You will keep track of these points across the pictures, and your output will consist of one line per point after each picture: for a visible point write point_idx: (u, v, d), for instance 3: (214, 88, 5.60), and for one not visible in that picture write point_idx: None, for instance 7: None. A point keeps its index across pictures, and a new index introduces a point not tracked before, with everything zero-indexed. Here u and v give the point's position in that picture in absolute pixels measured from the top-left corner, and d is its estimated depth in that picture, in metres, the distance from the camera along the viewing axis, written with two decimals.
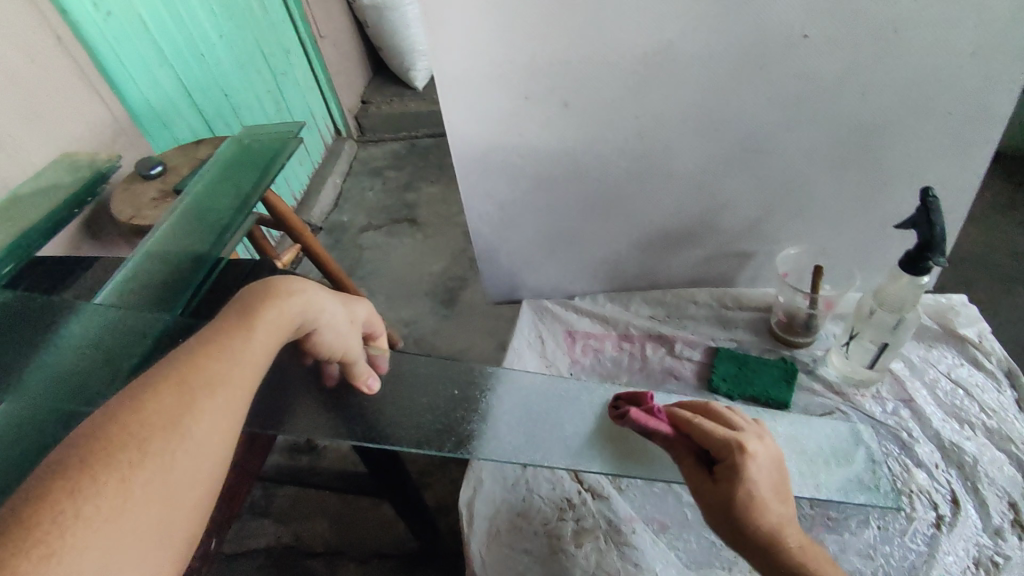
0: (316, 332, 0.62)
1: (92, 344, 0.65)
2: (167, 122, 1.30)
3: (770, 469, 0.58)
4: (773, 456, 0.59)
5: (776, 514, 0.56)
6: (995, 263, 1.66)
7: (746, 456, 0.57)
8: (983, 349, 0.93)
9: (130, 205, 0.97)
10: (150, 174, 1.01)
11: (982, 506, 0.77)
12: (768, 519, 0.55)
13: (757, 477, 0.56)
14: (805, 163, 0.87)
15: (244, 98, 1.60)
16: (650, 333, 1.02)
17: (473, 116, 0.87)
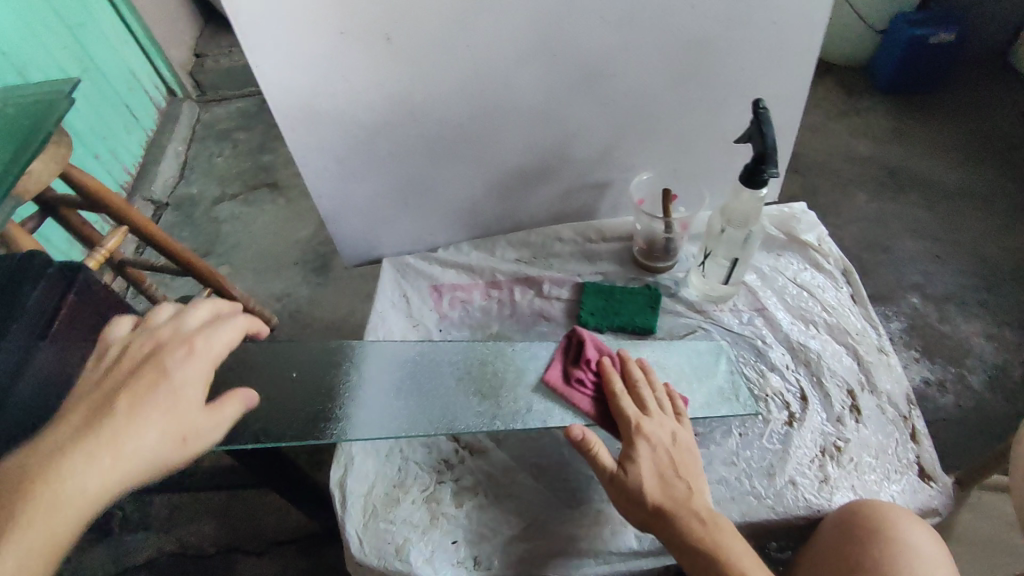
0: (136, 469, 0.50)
1: None
2: None
3: (665, 449, 0.68)
4: (670, 431, 0.70)
5: (672, 482, 0.65)
6: (834, 167, 1.79)
7: (638, 431, 0.69)
8: (822, 252, 0.99)
9: None
10: None
11: (825, 397, 0.83)
12: (659, 497, 0.64)
13: (642, 458, 0.67)
14: (645, 85, 0.85)
15: (30, 56, 1.31)
16: (517, 277, 0.99)
17: (284, 59, 0.75)
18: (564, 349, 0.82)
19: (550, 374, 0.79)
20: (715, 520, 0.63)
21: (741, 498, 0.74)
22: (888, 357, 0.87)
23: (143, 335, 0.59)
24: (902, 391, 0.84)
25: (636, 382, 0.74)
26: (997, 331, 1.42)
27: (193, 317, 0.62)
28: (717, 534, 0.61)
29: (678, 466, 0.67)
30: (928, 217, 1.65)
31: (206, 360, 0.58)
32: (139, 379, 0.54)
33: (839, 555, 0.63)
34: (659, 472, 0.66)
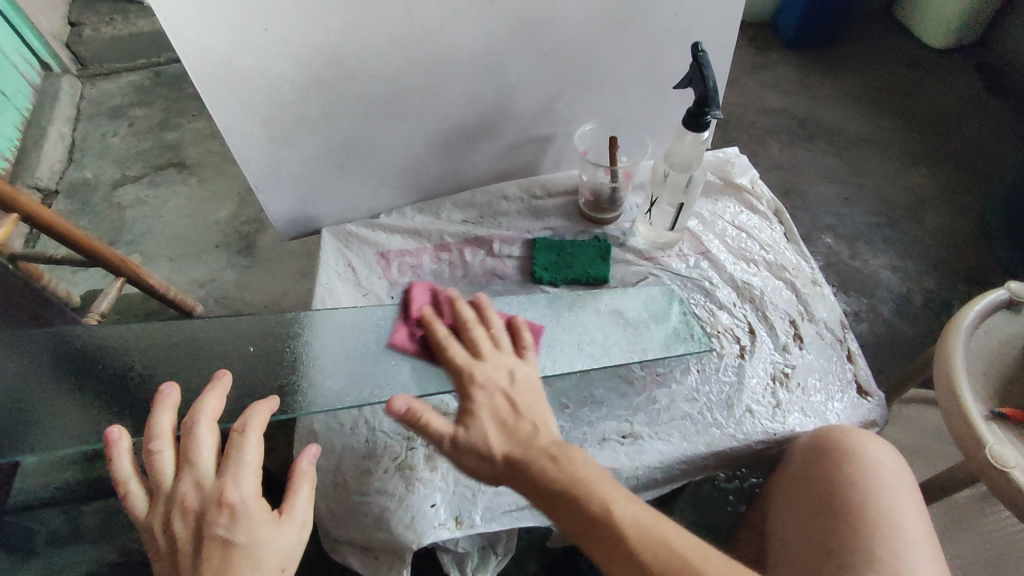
0: None
1: None
2: None
3: (504, 393, 0.64)
4: (508, 373, 0.66)
5: (517, 435, 0.61)
6: (750, 120, 1.87)
7: (474, 388, 0.64)
8: (755, 195, 1.03)
9: None
10: None
11: (771, 329, 0.88)
12: (505, 445, 0.60)
13: (484, 408, 0.62)
14: (581, 30, 0.84)
15: None
16: (465, 238, 0.97)
17: (198, 8, 0.68)
18: (402, 309, 0.80)
19: (396, 339, 0.76)
20: (563, 449, 0.59)
21: (704, 430, 0.77)
22: (823, 289, 0.93)
23: (171, 506, 0.54)
24: (837, 317, 0.89)
25: (465, 323, 0.71)
26: (901, 262, 1.55)
27: (201, 458, 0.57)
28: (568, 469, 0.57)
29: (522, 407, 0.63)
30: (837, 162, 1.76)
31: (252, 500, 0.55)
32: (210, 558, 0.51)
33: (812, 483, 0.67)
34: (502, 422, 0.62)
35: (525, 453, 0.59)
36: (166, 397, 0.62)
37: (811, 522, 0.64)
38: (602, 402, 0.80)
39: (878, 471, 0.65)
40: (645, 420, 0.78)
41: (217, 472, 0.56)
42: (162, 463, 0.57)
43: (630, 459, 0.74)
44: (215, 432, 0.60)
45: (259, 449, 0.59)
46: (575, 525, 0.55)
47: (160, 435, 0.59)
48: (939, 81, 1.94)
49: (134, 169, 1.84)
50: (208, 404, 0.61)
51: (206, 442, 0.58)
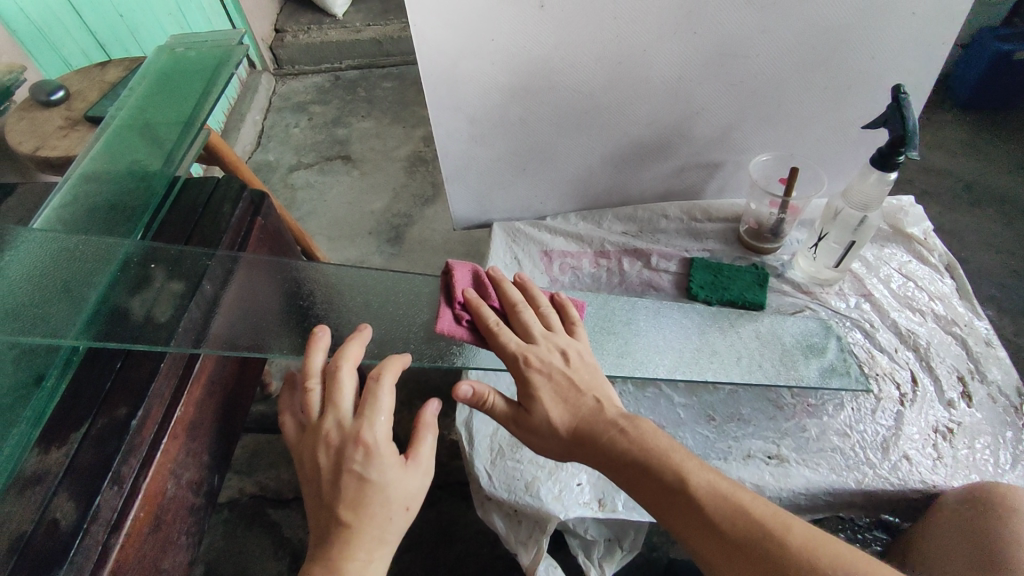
0: (389, 539, 0.54)
1: (42, 259, 0.61)
2: (52, 42, 1.07)
3: (562, 370, 0.63)
4: (564, 353, 0.64)
5: (582, 410, 0.61)
6: (907, 178, 1.81)
7: (531, 369, 0.62)
8: (927, 246, 1.00)
9: (34, 135, 0.80)
10: (51, 101, 0.84)
11: (935, 380, 0.85)
12: (573, 421, 0.61)
13: (542, 385, 0.62)
14: (774, 67, 0.88)
15: (143, 21, 1.35)
16: (625, 248, 1.03)
17: (445, 18, 0.79)
18: (443, 293, 0.71)
19: (442, 326, 0.67)
20: (632, 421, 0.60)
21: (855, 467, 0.76)
22: (997, 350, 0.88)
23: (315, 440, 0.56)
24: (1013, 382, 0.85)
25: (514, 305, 0.67)
26: None
27: (344, 400, 0.57)
28: (644, 440, 0.58)
29: (581, 381, 0.63)
30: (1006, 232, 1.65)
31: (384, 445, 0.55)
32: (347, 491, 0.53)
33: (976, 545, 0.63)
34: (563, 396, 0.62)
35: (596, 428, 0.60)
36: (319, 337, 0.62)
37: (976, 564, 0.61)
38: (749, 421, 0.81)
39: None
40: (793, 446, 0.79)
41: (355, 414, 0.57)
42: (311, 399, 0.59)
43: (775, 479, 0.75)
44: (354, 379, 0.59)
45: (392, 396, 0.58)
46: (650, 496, 0.56)
47: (310, 372, 0.60)
48: None
49: (309, 157, 2.08)
50: (350, 349, 0.61)
51: (346, 387, 0.58)
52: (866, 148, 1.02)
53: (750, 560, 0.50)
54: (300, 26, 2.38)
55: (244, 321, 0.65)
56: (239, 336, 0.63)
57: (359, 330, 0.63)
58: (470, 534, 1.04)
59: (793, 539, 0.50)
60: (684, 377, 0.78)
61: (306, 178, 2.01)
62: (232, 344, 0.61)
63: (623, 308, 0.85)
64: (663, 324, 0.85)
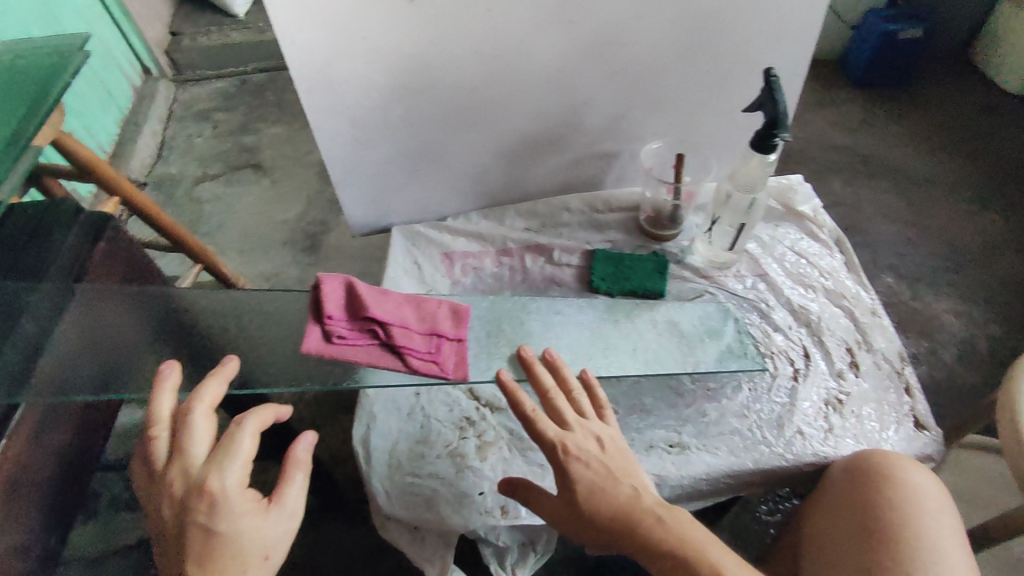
0: None
1: None
2: None
3: (599, 459, 0.63)
4: (601, 438, 0.65)
5: (617, 498, 0.61)
6: (812, 155, 1.93)
7: (569, 457, 0.62)
8: (817, 222, 1.03)
9: None
10: None
11: (826, 354, 0.88)
12: (611, 509, 0.61)
13: (581, 471, 0.62)
14: (655, 55, 0.88)
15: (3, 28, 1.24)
16: (527, 244, 1.01)
17: (308, 17, 0.74)
18: (313, 306, 0.68)
19: (310, 345, 0.65)
20: (671, 511, 0.61)
21: (752, 447, 0.78)
22: (882, 319, 0.92)
23: (160, 493, 0.52)
24: (896, 349, 0.89)
25: (547, 392, 0.67)
26: (965, 308, 1.56)
27: (193, 445, 0.53)
28: (678, 531, 0.59)
29: (617, 469, 0.63)
30: (899, 203, 1.79)
31: (236, 492, 0.51)
32: (192, 546, 0.50)
33: (855, 518, 0.65)
34: (600, 484, 0.62)
35: (632, 516, 0.60)
36: (164, 377, 0.57)
37: (862, 533, 0.63)
38: (650, 412, 0.82)
39: (932, 520, 0.62)
40: (693, 432, 0.79)
41: (206, 460, 0.53)
42: (158, 448, 0.54)
43: (676, 468, 0.76)
44: (211, 421, 0.55)
45: (255, 440, 0.54)
46: None
47: (156, 420, 0.55)
48: (1008, 131, 1.95)
49: (215, 167, 1.97)
50: (206, 390, 0.56)
51: (198, 431, 0.54)
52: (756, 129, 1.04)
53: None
54: (198, 28, 2.25)
55: (83, 360, 0.63)
56: (77, 379, 0.61)
57: (221, 365, 0.59)
58: (393, 551, 1.00)
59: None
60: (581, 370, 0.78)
61: (213, 190, 1.91)
62: (71, 391, 0.60)
63: (518, 307, 0.83)
64: (563, 321, 0.84)
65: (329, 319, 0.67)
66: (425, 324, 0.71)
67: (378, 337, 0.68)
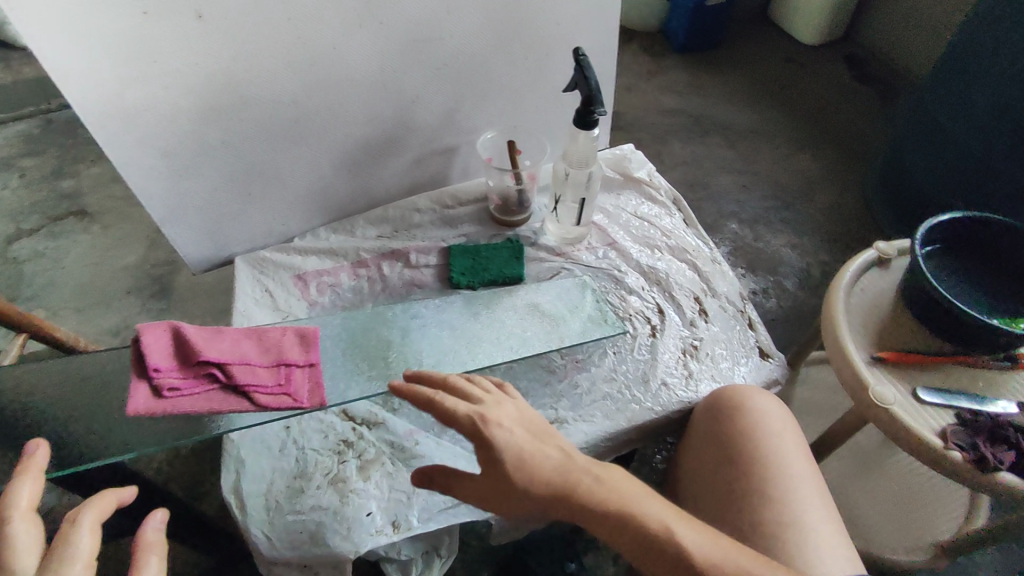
0: None
1: None
2: None
3: (522, 429, 0.61)
4: (515, 410, 0.63)
5: (550, 462, 0.59)
6: (651, 122, 2.06)
7: (492, 430, 0.60)
8: (653, 186, 1.10)
9: None
10: None
11: (678, 307, 0.94)
12: (547, 476, 0.59)
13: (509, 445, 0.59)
14: (472, 45, 0.90)
15: None
16: (382, 253, 0.99)
17: (82, 43, 0.67)
18: (136, 361, 0.67)
19: (136, 406, 0.65)
20: (605, 468, 0.60)
21: (624, 407, 0.82)
22: (721, 265, 1.01)
23: None
24: (735, 291, 0.97)
25: (449, 379, 0.65)
26: (798, 240, 1.75)
27: (19, 556, 0.47)
28: (616, 486, 0.58)
29: (542, 437, 0.62)
30: (731, 154, 1.97)
31: None
32: None
33: (716, 448, 0.71)
34: (530, 452, 0.60)
35: (569, 479, 0.59)
36: None
37: (722, 463, 0.69)
38: (526, 394, 0.84)
39: (777, 438, 0.69)
40: (569, 405, 0.82)
41: (39, 567, 0.47)
42: None
43: None
44: (36, 527, 0.49)
45: (96, 534, 0.50)
46: (634, 546, 0.57)
47: None
48: (810, 78, 2.20)
49: (30, 221, 1.74)
50: (19, 493, 0.50)
51: (22, 540, 0.47)
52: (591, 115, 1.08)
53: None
54: None
55: None
56: None
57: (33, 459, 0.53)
58: None
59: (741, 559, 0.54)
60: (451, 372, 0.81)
61: (31, 248, 1.68)
62: None
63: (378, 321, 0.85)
64: (424, 325, 0.85)
65: (156, 373, 0.66)
66: (268, 356, 0.71)
67: (217, 380, 0.68)
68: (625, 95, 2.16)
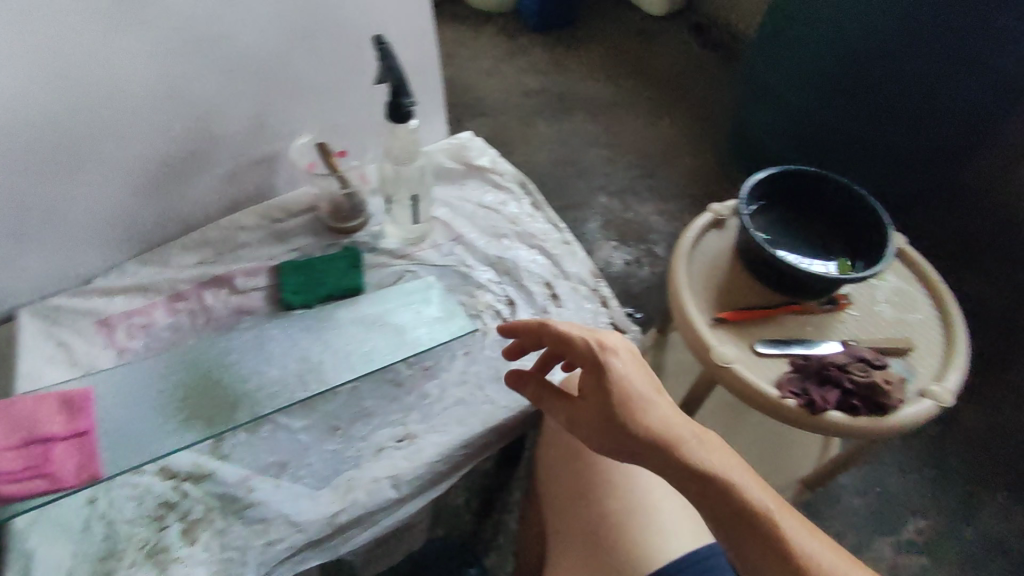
0: None
1: None
2: None
3: (648, 375, 0.63)
4: (636, 353, 0.65)
5: (654, 416, 0.59)
6: (514, 103, 2.04)
7: (613, 363, 0.62)
8: (497, 171, 1.06)
9: None
10: None
11: (528, 295, 0.92)
12: (653, 427, 0.59)
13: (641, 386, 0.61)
14: (266, 43, 0.82)
15: None
16: (202, 281, 0.88)
17: None
18: None
19: None
20: (702, 438, 0.59)
21: (478, 409, 0.79)
22: (571, 245, 0.99)
23: None
24: (587, 269, 0.96)
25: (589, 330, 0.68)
26: (665, 207, 1.79)
27: None
28: (715, 455, 0.58)
29: (658, 389, 0.62)
30: (595, 128, 1.98)
31: None
32: None
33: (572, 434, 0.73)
34: (646, 396, 0.60)
35: (671, 434, 0.58)
36: None
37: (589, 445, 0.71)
38: (373, 414, 0.79)
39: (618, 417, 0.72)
40: (419, 418, 0.78)
41: None
42: None
43: (408, 462, 0.74)
44: None
45: None
46: (721, 513, 0.56)
47: None
48: (660, 47, 2.26)
49: None
50: None
51: None
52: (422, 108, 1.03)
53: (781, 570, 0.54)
54: None
55: None
56: None
57: None
58: None
59: (814, 548, 0.54)
60: (290, 402, 0.77)
61: None
62: None
63: (204, 359, 0.79)
64: (256, 361, 0.80)
65: None
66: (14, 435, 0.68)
67: None
68: (484, 78, 2.12)
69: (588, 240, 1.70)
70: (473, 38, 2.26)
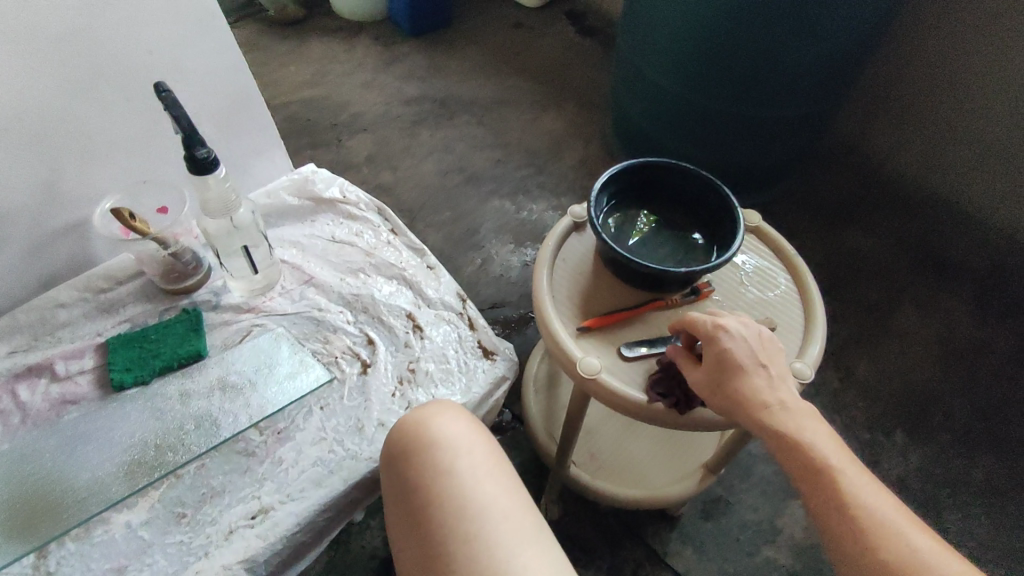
0: None
1: None
2: None
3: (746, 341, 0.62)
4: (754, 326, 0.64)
5: (752, 378, 0.59)
6: (396, 114, 1.96)
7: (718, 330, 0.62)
8: (349, 202, 1.00)
9: None
10: None
11: (388, 331, 0.87)
12: (742, 389, 0.59)
13: (738, 355, 0.60)
14: (35, 97, 0.71)
15: None
16: (13, 374, 0.79)
17: None
18: None
19: None
20: (790, 404, 0.58)
21: (338, 466, 0.73)
22: (434, 269, 0.95)
23: None
24: (450, 292, 0.92)
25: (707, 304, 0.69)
26: (558, 202, 1.76)
27: None
28: (796, 422, 0.56)
29: (763, 357, 0.61)
30: (481, 130, 1.94)
31: None
32: None
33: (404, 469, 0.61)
34: (748, 358, 0.61)
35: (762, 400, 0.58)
36: None
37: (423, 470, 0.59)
38: (223, 492, 0.71)
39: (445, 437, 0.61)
40: (273, 489, 0.72)
41: None
42: None
43: (262, 540, 0.68)
44: None
45: None
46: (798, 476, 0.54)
47: None
48: (539, 40, 2.24)
49: None
50: None
51: None
52: (247, 147, 0.97)
53: (850, 532, 0.50)
54: None
55: None
56: None
57: None
58: None
59: (885, 511, 0.50)
60: (117, 500, 0.69)
61: None
62: None
63: (20, 463, 0.71)
64: (81, 456, 0.72)
65: None
66: None
67: None
68: (362, 93, 2.03)
69: (485, 247, 1.64)
70: (347, 51, 2.17)
